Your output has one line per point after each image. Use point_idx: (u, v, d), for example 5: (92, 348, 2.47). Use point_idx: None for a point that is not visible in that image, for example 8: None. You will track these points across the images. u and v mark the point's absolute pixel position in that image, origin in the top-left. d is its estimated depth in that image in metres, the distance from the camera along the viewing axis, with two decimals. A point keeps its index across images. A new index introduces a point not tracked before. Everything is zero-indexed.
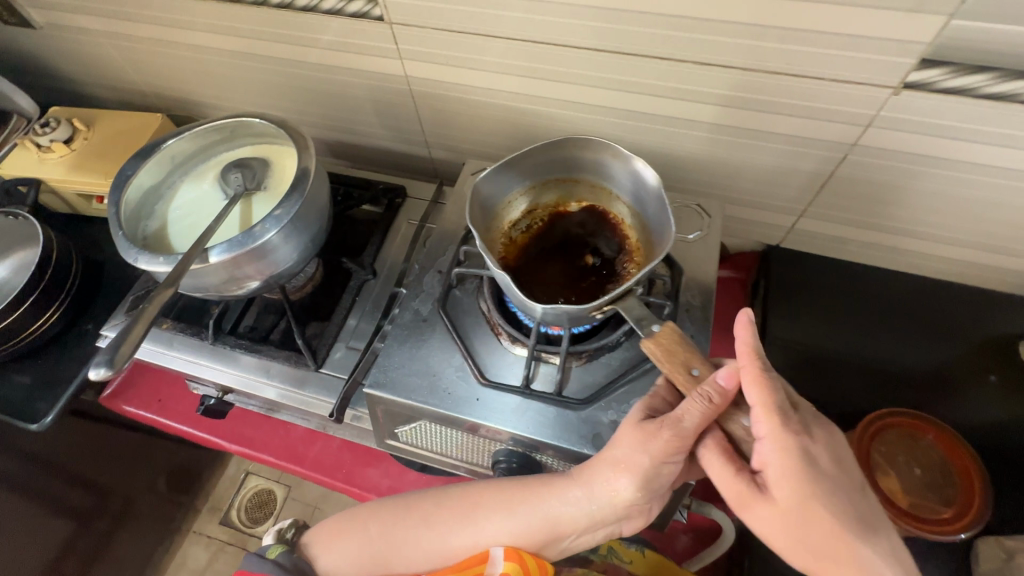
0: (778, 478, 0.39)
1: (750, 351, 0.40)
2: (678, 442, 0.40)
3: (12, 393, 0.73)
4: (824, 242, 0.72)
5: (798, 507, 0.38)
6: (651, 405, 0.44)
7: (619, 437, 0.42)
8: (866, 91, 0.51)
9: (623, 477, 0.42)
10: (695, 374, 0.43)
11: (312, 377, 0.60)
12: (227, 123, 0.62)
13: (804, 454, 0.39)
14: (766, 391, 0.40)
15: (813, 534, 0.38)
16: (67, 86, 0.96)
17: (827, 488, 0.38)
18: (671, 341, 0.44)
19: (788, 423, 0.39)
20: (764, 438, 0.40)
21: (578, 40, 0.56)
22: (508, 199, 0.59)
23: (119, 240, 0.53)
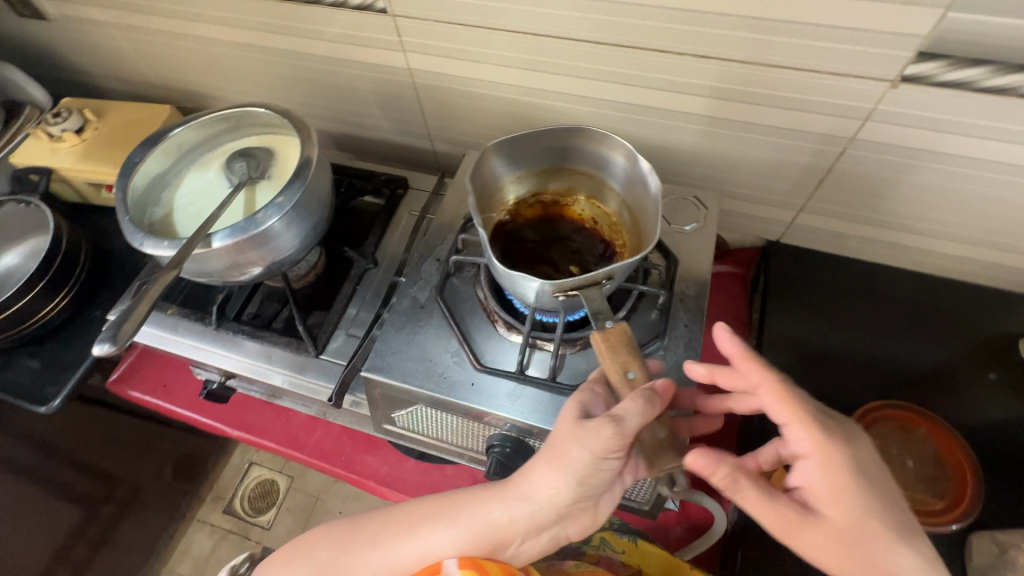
0: (826, 493, 0.39)
1: (764, 369, 0.41)
2: (618, 439, 0.39)
3: (22, 377, 0.75)
4: (823, 237, 0.73)
5: (852, 521, 0.39)
6: (584, 401, 0.42)
7: (559, 435, 0.41)
8: (864, 85, 0.51)
9: (558, 471, 0.40)
10: (633, 376, 0.43)
11: (313, 363, 0.61)
12: (233, 112, 0.64)
13: (847, 461, 0.39)
14: (796, 404, 0.40)
15: (869, 548, 0.38)
16: (78, 77, 0.98)
17: (871, 491, 0.39)
18: (617, 338, 0.44)
19: (825, 434, 0.40)
20: (808, 453, 0.40)
21: (578, 32, 0.57)
22: (519, 181, 0.61)
23: (126, 225, 0.55)
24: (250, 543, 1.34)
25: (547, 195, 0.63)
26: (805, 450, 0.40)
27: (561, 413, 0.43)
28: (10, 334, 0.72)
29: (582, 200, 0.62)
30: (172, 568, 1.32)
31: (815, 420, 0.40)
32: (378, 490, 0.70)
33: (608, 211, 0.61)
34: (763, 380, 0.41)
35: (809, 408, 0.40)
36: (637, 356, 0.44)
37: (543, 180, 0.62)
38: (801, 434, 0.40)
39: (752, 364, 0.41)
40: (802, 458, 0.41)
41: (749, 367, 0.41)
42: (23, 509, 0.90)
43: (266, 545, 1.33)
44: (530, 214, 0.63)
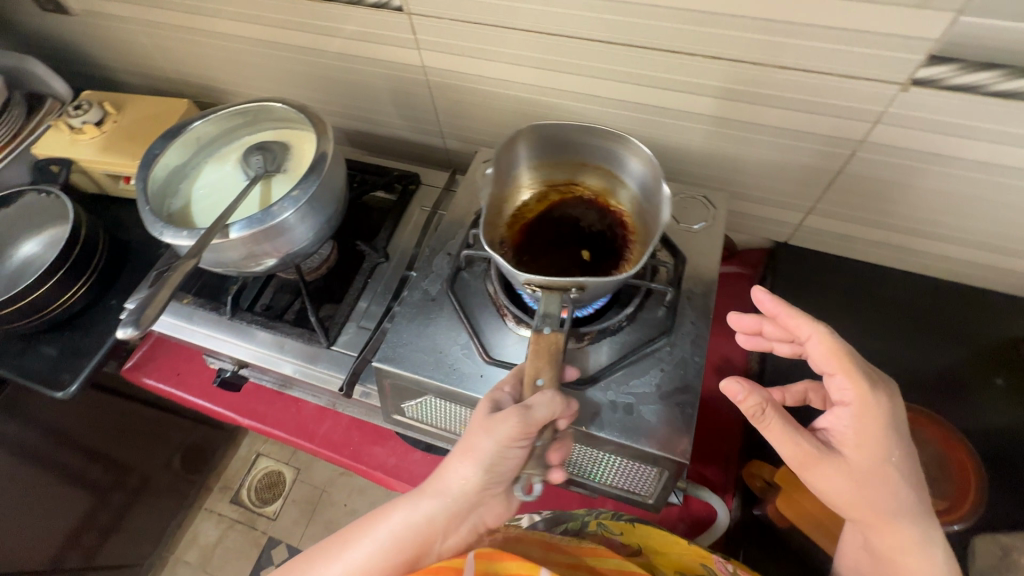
0: (856, 435, 0.45)
1: (814, 323, 0.46)
2: (525, 427, 0.41)
3: (40, 362, 0.77)
4: (832, 240, 0.73)
5: (871, 458, 0.45)
6: (495, 397, 0.44)
7: (470, 426, 0.43)
8: (874, 88, 0.52)
9: (468, 459, 0.42)
10: (541, 383, 0.44)
11: (324, 353, 0.62)
12: (251, 107, 0.65)
13: (884, 412, 0.45)
14: (846, 357, 0.45)
15: (880, 484, 0.45)
16: (99, 71, 1.00)
17: (897, 438, 0.45)
18: (546, 346, 0.45)
19: (868, 386, 0.45)
20: (848, 401, 0.45)
21: (591, 32, 0.58)
22: (554, 166, 0.62)
23: (146, 215, 0.56)
24: (256, 533, 1.36)
25: (582, 187, 0.63)
26: (846, 398, 0.46)
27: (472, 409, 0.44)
28: (30, 321, 0.74)
29: (614, 202, 0.62)
30: (180, 556, 1.34)
31: (864, 374, 0.45)
32: (385, 481, 0.71)
33: (635, 222, 0.60)
34: (815, 333, 0.46)
35: (858, 362, 0.45)
36: (555, 367, 0.44)
37: (582, 172, 0.62)
38: (845, 383, 0.45)
39: (802, 318, 0.46)
40: (841, 404, 0.46)
41: (798, 320, 0.46)
42: (39, 493, 0.92)
43: (272, 536, 1.35)
44: (559, 200, 0.63)
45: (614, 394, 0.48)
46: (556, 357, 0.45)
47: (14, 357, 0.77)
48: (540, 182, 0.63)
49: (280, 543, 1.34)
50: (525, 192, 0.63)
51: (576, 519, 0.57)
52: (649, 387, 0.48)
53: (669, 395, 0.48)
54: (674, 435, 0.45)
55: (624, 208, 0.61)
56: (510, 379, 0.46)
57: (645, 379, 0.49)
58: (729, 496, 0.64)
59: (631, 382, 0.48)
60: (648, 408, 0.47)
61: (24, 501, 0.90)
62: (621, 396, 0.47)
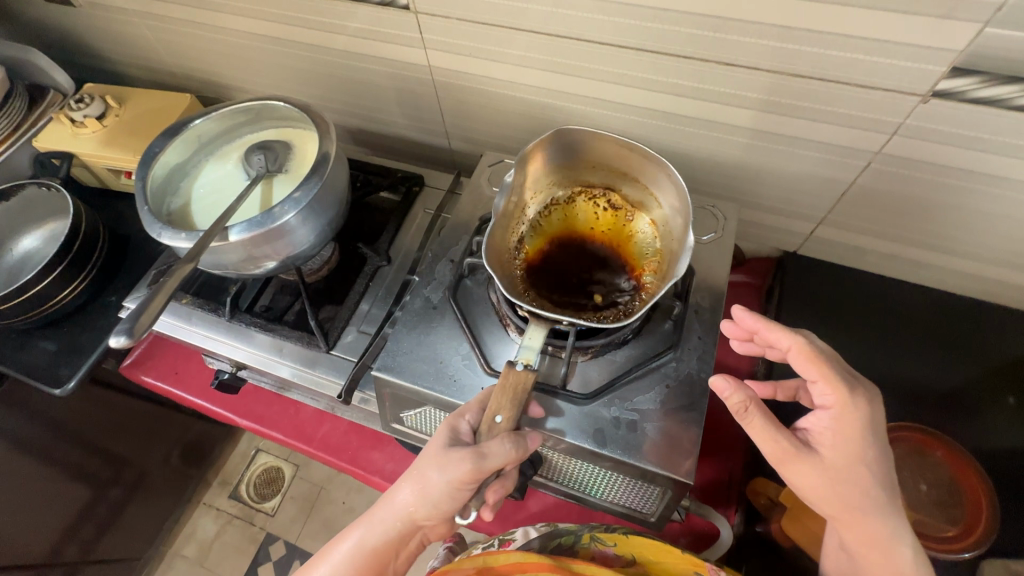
0: (835, 438, 0.44)
1: (791, 332, 0.45)
2: (476, 473, 0.41)
3: (39, 358, 0.76)
4: (842, 251, 0.71)
5: (849, 462, 0.44)
6: (454, 426, 0.44)
7: (423, 457, 0.43)
8: (893, 99, 0.50)
9: (420, 494, 0.43)
10: (499, 421, 0.43)
11: (323, 358, 0.61)
12: (253, 105, 0.64)
13: (864, 416, 0.44)
14: (824, 363, 0.44)
15: (858, 486, 0.44)
16: (102, 63, 0.99)
17: (876, 443, 0.45)
18: (513, 385, 0.44)
19: (849, 392, 0.44)
20: (829, 405, 0.45)
21: (601, 35, 0.56)
22: (591, 168, 0.60)
23: (144, 215, 0.55)
24: (254, 529, 1.36)
25: (616, 196, 0.60)
26: (826, 402, 0.45)
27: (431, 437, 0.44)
28: (29, 317, 0.74)
29: (646, 222, 0.59)
30: (178, 550, 1.35)
31: (844, 378, 0.44)
32: (383, 486, 0.70)
33: (660, 248, 0.57)
34: (792, 342, 0.45)
35: (837, 368, 0.45)
36: (517, 408, 0.44)
37: (620, 180, 0.60)
38: (824, 389, 0.45)
39: (779, 327, 0.45)
40: (821, 408, 0.46)
41: (775, 331, 0.45)
42: (36, 487, 0.92)
43: (270, 532, 1.35)
44: (592, 204, 0.61)
45: (618, 409, 0.47)
46: (520, 397, 0.44)
47: (11, 353, 0.76)
48: (578, 182, 0.61)
49: (278, 539, 1.34)
50: (559, 188, 0.61)
51: (568, 534, 0.56)
52: (653, 404, 0.47)
53: (674, 413, 0.46)
54: (678, 455, 0.44)
55: (654, 230, 0.58)
56: (473, 404, 0.46)
57: (651, 394, 0.48)
58: (731, 510, 0.63)
59: (636, 399, 0.47)
60: (652, 425, 0.46)
61: (22, 496, 0.90)
62: (625, 413, 0.46)
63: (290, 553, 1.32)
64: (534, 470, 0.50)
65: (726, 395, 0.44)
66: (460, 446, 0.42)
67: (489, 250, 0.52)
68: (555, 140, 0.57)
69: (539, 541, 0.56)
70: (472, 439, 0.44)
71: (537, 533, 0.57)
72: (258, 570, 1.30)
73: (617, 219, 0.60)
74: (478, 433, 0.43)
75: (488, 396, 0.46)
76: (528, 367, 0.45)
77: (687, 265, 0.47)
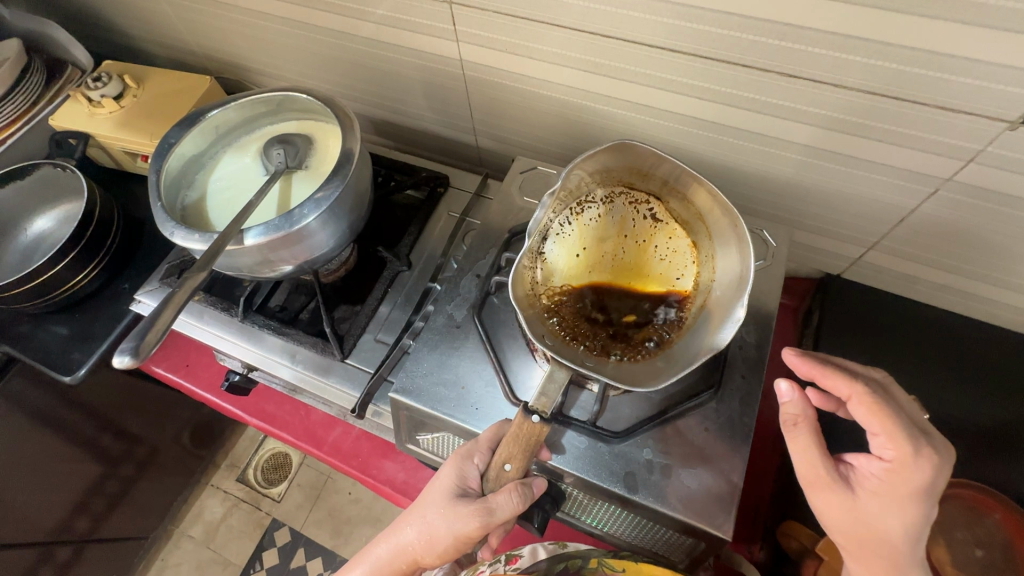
0: (881, 488, 0.40)
1: (852, 381, 0.41)
2: (485, 526, 0.42)
3: (50, 342, 0.75)
4: (892, 277, 0.67)
5: (889, 512, 0.40)
6: (463, 472, 0.44)
7: (431, 502, 0.44)
8: (976, 123, 0.45)
9: (427, 540, 0.44)
10: (508, 469, 0.43)
11: (337, 366, 0.59)
12: (274, 96, 0.60)
13: (924, 480, 0.39)
14: (889, 418, 0.39)
15: (892, 536, 0.40)
16: (122, 39, 0.96)
17: (926, 509, 0.40)
18: (525, 436, 0.42)
19: (915, 455, 0.39)
20: (884, 459, 0.40)
21: (651, 37, 0.52)
22: (640, 175, 0.53)
23: (158, 211, 0.52)
24: (260, 513, 1.36)
25: (660, 206, 0.54)
26: (883, 455, 0.40)
27: (440, 478, 0.45)
28: (39, 303, 0.71)
29: (686, 243, 0.53)
30: (186, 530, 1.36)
31: (908, 437, 0.39)
32: (393, 496, 0.68)
33: (696, 279, 0.52)
34: (853, 391, 0.41)
35: (906, 425, 0.39)
36: (527, 459, 0.42)
37: (668, 191, 0.53)
38: (885, 442, 0.40)
39: (837, 376, 0.41)
40: (875, 457, 0.41)
41: (832, 378, 0.41)
42: (46, 467, 0.92)
43: (276, 518, 1.35)
44: (630, 208, 0.54)
45: (652, 452, 0.45)
46: (531, 449, 0.42)
47: (23, 337, 0.75)
48: (620, 180, 0.54)
49: (283, 525, 1.34)
50: (598, 184, 0.54)
51: (576, 559, 0.48)
52: (687, 452, 0.45)
53: (709, 459, 0.45)
54: (716, 510, 0.42)
55: (693, 256, 0.53)
56: (483, 444, 0.44)
57: (688, 439, 0.46)
58: (756, 546, 0.60)
59: (670, 442, 0.45)
60: (687, 474, 0.44)
61: (30, 476, 0.89)
62: (660, 456, 0.45)
63: (295, 541, 1.32)
64: (556, 506, 0.48)
65: (782, 402, 0.42)
66: (469, 496, 0.43)
67: (513, 274, 0.48)
68: (614, 148, 0.51)
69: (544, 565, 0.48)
70: (479, 485, 0.44)
71: (546, 554, 0.50)
72: (262, 555, 1.31)
73: (654, 230, 0.54)
74: (485, 480, 0.43)
75: (499, 435, 0.44)
76: (543, 417, 0.43)
77: (731, 336, 0.46)
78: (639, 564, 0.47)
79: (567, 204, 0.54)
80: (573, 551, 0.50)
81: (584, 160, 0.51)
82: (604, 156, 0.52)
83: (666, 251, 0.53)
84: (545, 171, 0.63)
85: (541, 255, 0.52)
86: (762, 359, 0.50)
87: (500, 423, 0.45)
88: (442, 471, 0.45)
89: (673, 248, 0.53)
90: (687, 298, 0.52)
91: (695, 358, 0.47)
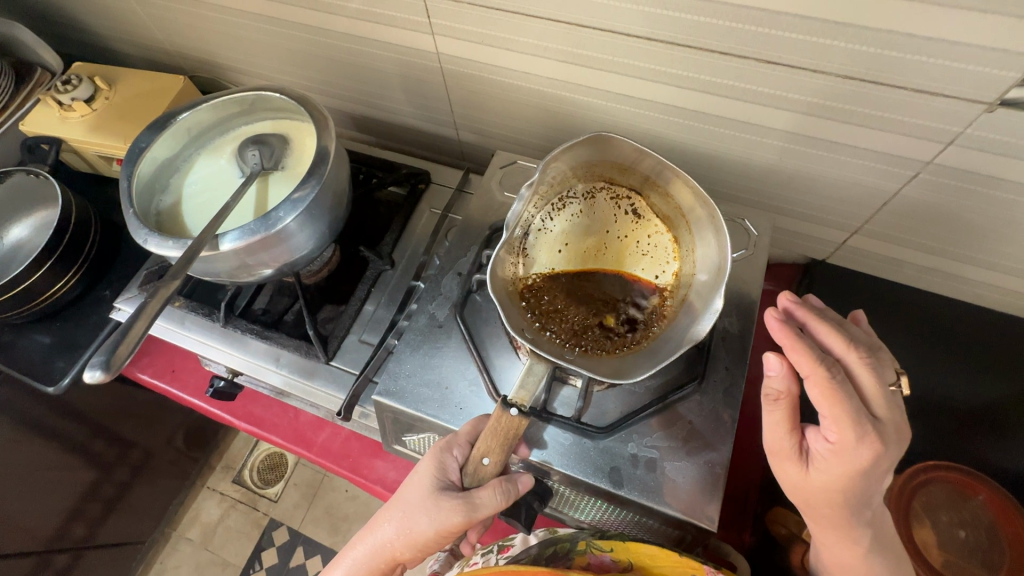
0: (827, 466, 0.39)
1: (815, 361, 0.37)
2: (467, 520, 0.42)
3: (33, 352, 0.74)
4: (875, 261, 0.67)
5: (826, 488, 0.39)
6: (443, 468, 0.44)
7: (412, 499, 0.44)
8: (954, 106, 0.45)
9: (405, 537, 0.44)
10: (486, 463, 0.43)
11: (322, 369, 0.58)
12: (246, 96, 0.59)
13: (863, 465, 0.37)
14: (839, 405, 0.37)
15: (827, 505, 0.40)
16: (92, 39, 0.94)
17: (869, 484, 0.39)
18: (504, 429, 0.42)
19: (856, 440, 0.37)
20: (831, 440, 0.38)
21: (628, 26, 0.51)
22: (621, 168, 0.53)
23: (130, 219, 0.51)
24: (258, 514, 1.36)
25: (641, 201, 0.54)
26: (828, 435, 0.39)
27: (420, 472, 0.45)
28: (19, 313, 0.70)
29: (667, 238, 0.53)
30: (184, 533, 1.36)
31: (853, 424, 0.37)
32: (385, 495, 0.68)
33: (677, 272, 0.52)
34: (812, 372, 0.38)
35: (856, 412, 0.37)
36: (506, 453, 0.43)
37: (648, 186, 0.53)
38: (830, 424, 0.38)
39: (804, 354, 0.38)
40: (823, 435, 0.39)
41: (798, 354, 0.38)
42: (38, 477, 0.91)
43: (273, 517, 1.36)
44: (612, 203, 0.54)
45: (637, 446, 0.45)
46: (510, 442, 0.42)
47: (5, 347, 0.74)
48: (602, 175, 0.54)
49: (281, 525, 1.34)
50: (579, 180, 0.54)
51: (564, 540, 0.48)
52: (672, 440, 0.45)
53: (692, 450, 0.45)
54: (703, 500, 0.43)
55: (675, 251, 0.53)
56: (462, 437, 0.45)
57: (673, 431, 0.46)
58: (745, 533, 0.59)
59: (655, 435, 0.46)
60: (673, 465, 0.44)
61: (22, 488, 0.88)
62: (645, 450, 0.45)
63: (294, 540, 1.32)
64: (542, 503, 0.46)
65: (767, 376, 0.39)
66: (450, 490, 0.43)
67: (491, 269, 0.48)
68: (595, 143, 0.51)
69: (533, 550, 0.48)
70: (459, 478, 0.44)
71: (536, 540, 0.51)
72: (261, 555, 1.31)
73: (635, 226, 0.54)
74: (465, 473, 0.44)
75: (478, 430, 0.44)
76: (522, 411, 0.43)
77: (709, 327, 0.46)
78: (627, 541, 0.46)
79: (548, 200, 0.54)
80: (563, 534, 0.49)
81: (569, 151, 0.51)
82: (585, 148, 0.51)
83: (646, 247, 0.53)
84: (524, 165, 0.63)
85: (522, 251, 0.52)
86: (746, 349, 0.50)
87: (479, 419, 0.45)
88: (421, 466, 0.45)
89: (654, 244, 0.53)
90: (667, 291, 0.51)
91: (676, 348, 0.46)
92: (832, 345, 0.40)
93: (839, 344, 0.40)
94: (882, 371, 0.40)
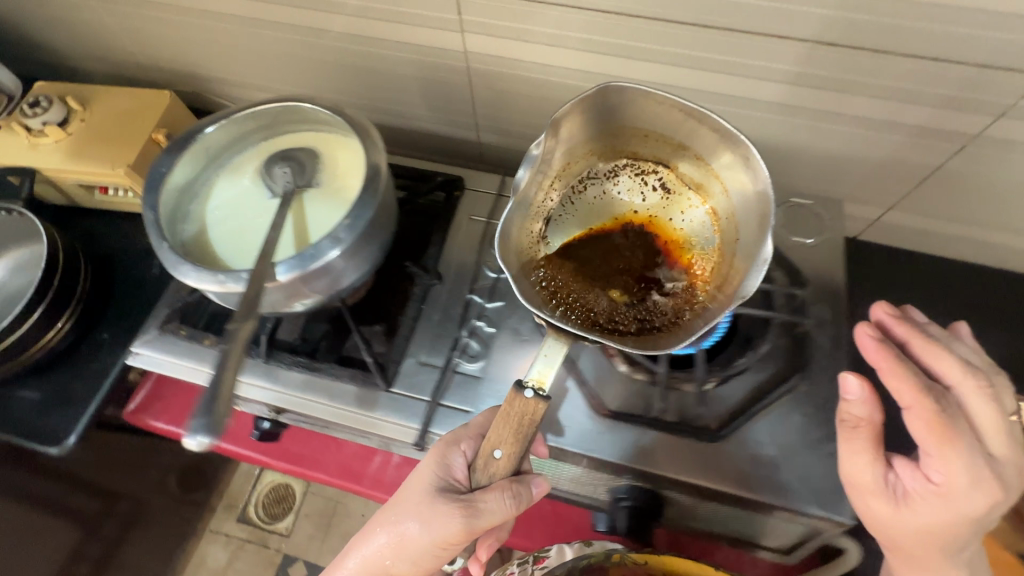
0: (924, 506, 0.40)
1: (918, 391, 0.39)
2: (468, 526, 0.42)
3: (22, 411, 0.65)
4: (908, 236, 0.68)
5: (920, 526, 0.41)
6: (449, 466, 0.45)
7: (413, 496, 0.45)
8: (1013, 78, 0.46)
9: (398, 538, 0.45)
10: (497, 457, 0.43)
11: (381, 397, 0.54)
12: (270, 110, 0.54)
13: (969, 506, 0.39)
14: (946, 441, 0.39)
15: (918, 543, 0.42)
16: (52, 58, 0.85)
17: (969, 524, 0.40)
18: (513, 420, 0.42)
19: (965, 482, 0.39)
20: (936, 480, 0.40)
21: (679, 14, 0.49)
22: (641, 139, 0.54)
23: (165, 254, 0.46)
24: (270, 551, 1.29)
25: (667, 173, 0.56)
26: (931, 476, 0.40)
27: (423, 469, 0.46)
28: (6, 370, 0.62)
29: (703, 210, 0.55)
30: None
31: (963, 466, 0.39)
32: None
33: (721, 248, 0.53)
34: (914, 403, 0.40)
35: (962, 450, 0.39)
36: (515, 451, 0.43)
37: (678, 154, 0.54)
38: (937, 466, 0.40)
39: (905, 382, 0.40)
40: (923, 475, 0.40)
41: (898, 380, 0.40)
42: None
43: (287, 553, 1.28)
44: (637, 180, 0.57)
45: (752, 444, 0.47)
46: (520, 432, 0.42)
47: None
48: (624, 151, 0.56)
49: (296, 560, 1.27)
50: (601, 159, 0.56)
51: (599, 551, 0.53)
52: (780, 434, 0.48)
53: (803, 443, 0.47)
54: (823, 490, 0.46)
55: (714, 224, 0.54)
56: (471, 432, 0.46)
57: (777, 425, 0.48)
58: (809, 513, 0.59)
59: (766, 429, 0.48)
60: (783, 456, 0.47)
61: None
62: (759, 447, 0.47)
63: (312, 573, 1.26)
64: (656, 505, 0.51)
65: (846, 400, 0.41)
66: (452, 488, 0.44)
67: (499, 234, 0.48)
68: (602, 113, 0.52)
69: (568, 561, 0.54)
70: (465, 476, 0.44)
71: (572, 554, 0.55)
72: None
73: (665, 201, 0.56)
74: (471, 469, 0.44)
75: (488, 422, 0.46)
76: (538, 393, 0.42)
77: (757, 284, 0.43)
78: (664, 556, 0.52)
79: (569, 181, 0.56)
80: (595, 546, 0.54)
81: (581, 129, 0.52)
82: (596, 122, 0.53)
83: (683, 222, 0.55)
84: None
85: (544, 231, 0.54)
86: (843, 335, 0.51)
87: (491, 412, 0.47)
88: (425, 463, 0.46)
89: (688, 219, 0.55)
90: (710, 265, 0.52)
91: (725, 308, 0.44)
92: (944, 374, 0.42)
93: (951, 373, 0.41)
94: (998, 406, 0.41)
